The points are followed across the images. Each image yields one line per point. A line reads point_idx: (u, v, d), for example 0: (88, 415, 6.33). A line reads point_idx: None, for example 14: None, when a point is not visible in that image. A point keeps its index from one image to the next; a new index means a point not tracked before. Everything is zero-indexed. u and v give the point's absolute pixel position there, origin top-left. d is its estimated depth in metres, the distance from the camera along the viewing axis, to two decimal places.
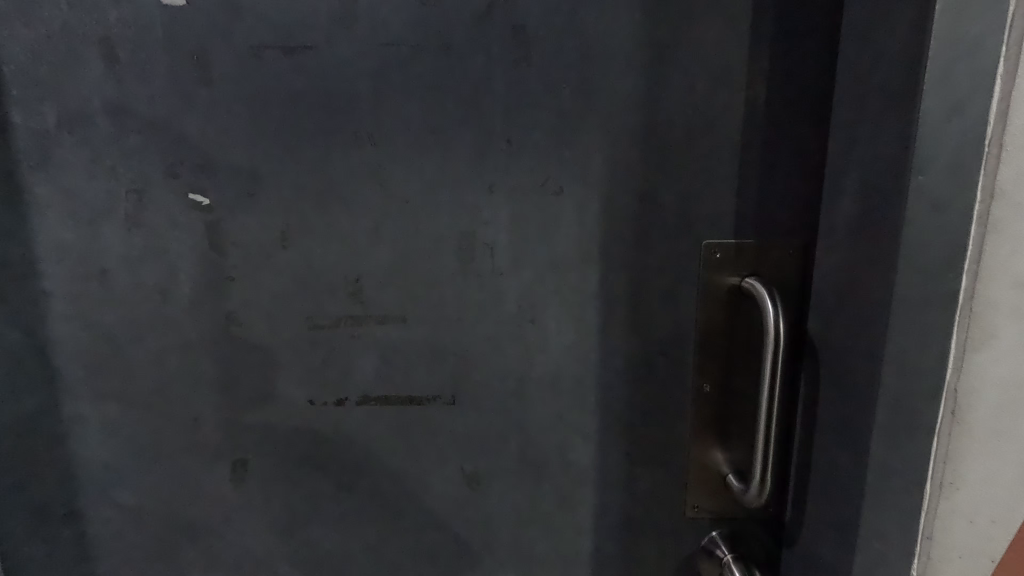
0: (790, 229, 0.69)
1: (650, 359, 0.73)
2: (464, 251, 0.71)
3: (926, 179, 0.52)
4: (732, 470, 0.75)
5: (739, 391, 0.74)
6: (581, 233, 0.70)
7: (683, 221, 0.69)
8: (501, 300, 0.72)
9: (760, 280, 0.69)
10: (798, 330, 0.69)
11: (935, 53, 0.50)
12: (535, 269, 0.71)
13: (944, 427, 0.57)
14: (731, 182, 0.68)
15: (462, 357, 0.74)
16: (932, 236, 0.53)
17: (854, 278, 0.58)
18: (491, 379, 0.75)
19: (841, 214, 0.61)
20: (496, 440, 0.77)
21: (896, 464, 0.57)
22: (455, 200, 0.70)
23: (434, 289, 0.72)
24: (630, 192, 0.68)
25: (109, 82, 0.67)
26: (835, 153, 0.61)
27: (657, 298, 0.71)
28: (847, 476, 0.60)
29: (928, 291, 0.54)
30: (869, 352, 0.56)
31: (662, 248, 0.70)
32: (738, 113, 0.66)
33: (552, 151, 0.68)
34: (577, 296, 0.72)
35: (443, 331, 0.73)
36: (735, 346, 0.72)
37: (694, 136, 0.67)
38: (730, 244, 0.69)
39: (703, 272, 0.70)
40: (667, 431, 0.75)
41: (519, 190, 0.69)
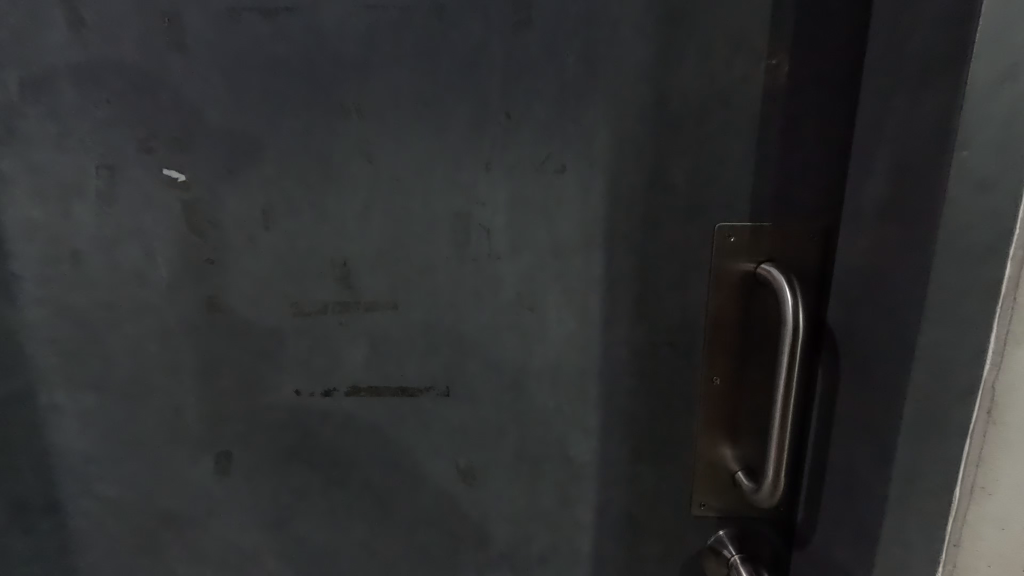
0: (812, 213, 0.64)
1: (657, 350, 0.69)
2: (461, 235, 0.66)
3: (971, 154, 0.46)
4: (741, 467, 0.71)
5: (750, 383, 0.69)
6: (585, 216, 0.65)
7: (695, 204, 0.64)
8: (499, 287, 0.68)
9: (777, 267, 0.64)
10: (818, 320, 0.64)
11: (989, 11, 0.44)
12: (535, 254, 0.66)
13: (979, 428, 0.52)
14: (748, 161, 0.63)
15: (458, 346, 0.70)
16: (976, 219, 0.47)
17: (883, 264, 0.54)
18: (488, 370, 0.71)
19: (868, 195, 0.56)
20: (494, 434, 0.73)
21: (923, 467, 0.53)
22: (450, 179, 0.65)
23: (428, 275, 0.68)
24: (637, 171, 0.63)
25: (75, 47, 0.62)
26: (863, 128, 0.56)
27: (666, 286, 0.66)
28: (869, 479, 0.56)
29: (967, 281, 0.49)
30: (899, 345, 0.52)
31: (673, 232, 0.65)
32: (758, 85, 0.61)
33: (554, 126, 0.63)
34: (579, 283, 0.67)
35: (438, 320, 0.69)
36: (749, 337, 0.68)
37: (709, 110, 0.61)
38: (746, 228, 0.64)
39: (715, 256, 0.65)
40: (674, 426, 0.71)
41: (519, 168, 0.64)
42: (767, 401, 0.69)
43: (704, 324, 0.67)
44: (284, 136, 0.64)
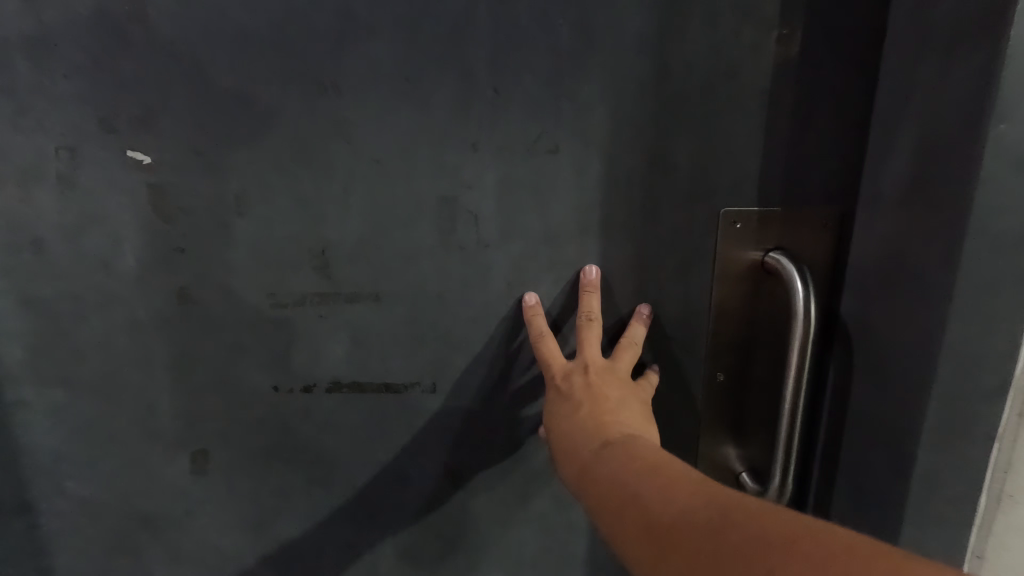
0: (825, 197, 0.59)
1: (657, 345, 0.64)
2: (448, 222, 0.62)
3: (1009, 129, 0.42)
4: (745, 467, 0.67)
5: (756, 380, 0.65)
6: (581, 201, 0.60)
7: (700, 188, 0.59)
8: (489, 277, 0.63)
9: (787, 256, 0.59)
10: (831, 313, 0.60)
11: None
12: (528, 242, 0.62)
13: (1009, 433, 0.48)
14: (756, 141, 0.58)
15: (446, 340, 0.66)
16: (1012, 202, 0.43)
17: (902, 253, 0.49)
18: (478, 365, 0.66)
19: (887, 177, 0.51)
20: (485, 433, 0.69)
21: (944, 474, 0.49)
22: (436, 161, 0.60)
23: (413, 265, 0.63)
24: (636, 152, 0.58)
25: (26, 15, 0.57)
26: (883, 104, 0.51)
27: (667, 276, 0.62)
28: (885, 484, 0.52)
29: (999, 270, 0.44)
30: (921, 341, 0.47)
31: (675, 219, 0.60)
32: (769, 58, 0.56)
33: (547, 103, 0.58)
34: (573, 273, 0.63)
35: (424, 312, 0.65)
36: (755, 331, 0.63)
37: (716, 85, 0.56)
38: (753, 213, 0.60)
39: (720, 245, 0.61)
40: (675, 425, 0.67)
41: (509, 149, 0.59)
42: (774, 399, 0.65)
43: (707, 317, 0.63)
44: (257, 115, 0.59)
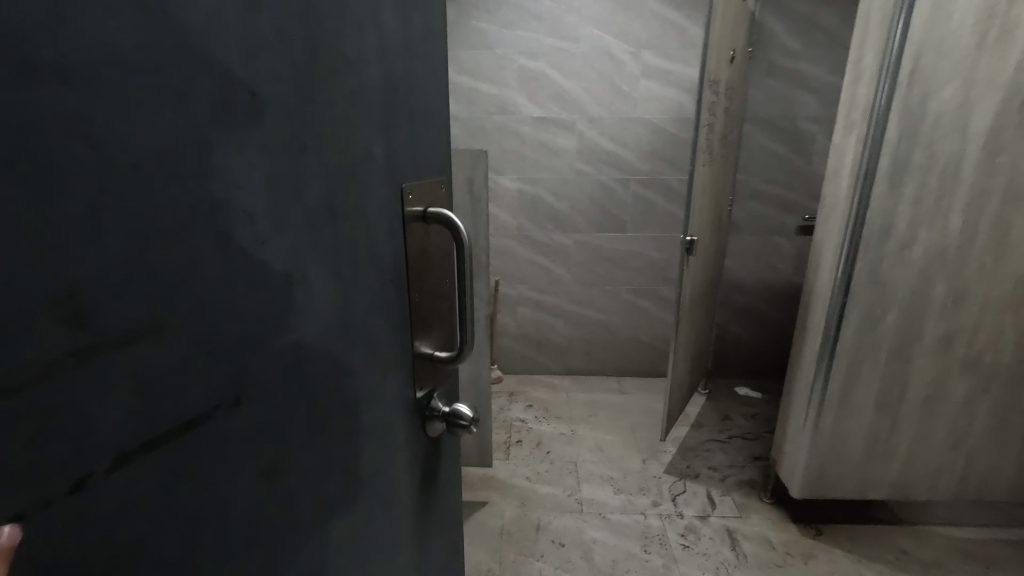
0: (415, 150, 0.38)
1: (280, 436, 0.28)
2: (224, 163, 0.23)
3: (1009, 99, 0.69)
4: (434, 441, 0.47)
5: (436, 295, 0.43)
6: (335, 140, 0.29)
7: (403, 156, 0.37)
8: (323, 252, 0.29)
9: (436, 216, 0.39)
10: (837, 271, 0.79)
11: (969, 35, 0.66)
12: (315, 186, 0.28)
13: (987, 323, 0.78)
14: (421, 124, 0.39)
15: (174, 324, 0.21)
16: (979, 160, 0.71)
17: (885, 231, 0.75)
18: (211, 322, 0.23)
19: (878, 199, 0.74)
20: (142, 443, 0.21)
21: (977, 353, 0.80)
22: (241, 26, 0.23)
23: (177, 214, 0.21)
24: (286, 132, 0.26)
25: None
26: (873, 73, 0.72)
27: (292, 301, 0.28)
28: (864, 371, 0.82)
29: (1010, 210, 0.73)
30: (891, 263, 0.76)
31: (371, 143, 0.33)
32: (897, 14, 0.67)
33: (387, 47, 0.33)
34: (366, 312, 0.34)
35: (178, 245, 0.21)
36: (423, 305, 0.42)
37: (431, 70, 0.40)
38: (424, 184, 0.40)
39: (399, 204, 0.37)
40: (353, 516, 0.36)
41: (320, 41, 0.27)
42: (445, 312, 0.46)
43: (390, 269, 0.36)
44: None
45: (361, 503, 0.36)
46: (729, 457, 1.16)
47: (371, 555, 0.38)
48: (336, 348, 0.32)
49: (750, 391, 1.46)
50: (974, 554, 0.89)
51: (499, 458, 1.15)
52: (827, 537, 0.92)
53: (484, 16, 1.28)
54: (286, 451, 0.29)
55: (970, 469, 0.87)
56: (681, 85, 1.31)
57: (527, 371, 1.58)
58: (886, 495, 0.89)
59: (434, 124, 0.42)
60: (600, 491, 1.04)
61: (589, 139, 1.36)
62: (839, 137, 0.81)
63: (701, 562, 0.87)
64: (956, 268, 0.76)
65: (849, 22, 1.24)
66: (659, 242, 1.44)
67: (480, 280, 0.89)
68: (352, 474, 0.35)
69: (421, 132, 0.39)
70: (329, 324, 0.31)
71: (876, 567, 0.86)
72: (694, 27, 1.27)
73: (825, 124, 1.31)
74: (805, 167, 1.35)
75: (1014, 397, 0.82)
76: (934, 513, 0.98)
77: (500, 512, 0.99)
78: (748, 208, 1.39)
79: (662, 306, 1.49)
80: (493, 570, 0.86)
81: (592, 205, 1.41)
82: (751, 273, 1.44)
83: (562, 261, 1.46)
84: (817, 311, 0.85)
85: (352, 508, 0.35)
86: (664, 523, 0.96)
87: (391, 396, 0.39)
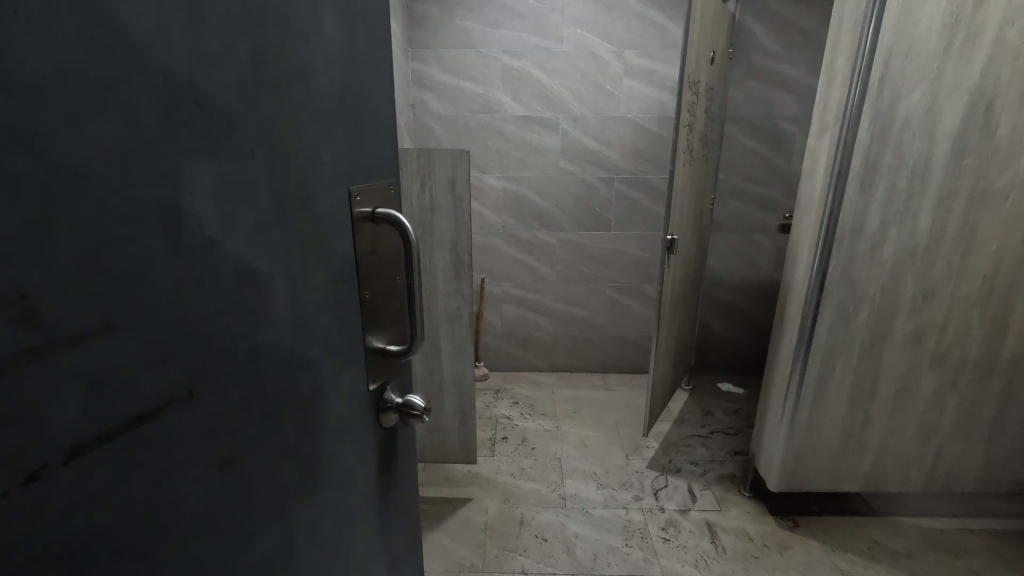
0: (368, 155, 0.40)
1: (233, 430, 0.30)
2: (174, 174, 0.24)
3: (974, 102, 0.71)
4: (390, 434, 0.49)
5: (388, 292, 0.45)
6: (285, 148, 0.31)
7: (354, 161, 0.38)
8: (274, 254, 0.31)
9: (385, 217, 0.40)
10: (812, 267, 0.81)
11: (937, 40, 0.68)
12: (264, 191, 0.30)
13: (955, 320, 0.81)
14: (374, 128, 0.40)
15: (124, 323, 0.23)
16: (946, 162, 0.73)
17: (856, 230, 0.77)
18: (164, 322, 0.25)
19: (849, 200, 0.76)
20: (94, 438, 0.22)
21: (946, 349, 0.82)
22: (187, 43, 0.24)
23: (126, 221, 0.22)
24: (235, 141, 0.27)
25: None
26: (846, 75, 0.74)
27: (244, 301, 0.29)
28: (839, 367, 0.84)
29: (976, 210, 0.75)
30: (863, 262, 0.78)
31: (322, 149, 0.34)
32: (868, 19, 0.68)
33: (333, 50, 0.35)
34: (317, 312, 0.36)
35: (127, 249, 0.22)
36: (375, 303, 0.43)
37: (381, 70, 0.41)
38: (374, 186, 0.41)
39: (352, 205, 0.38)
40: (304, 505, 0.37)
41: (267, 53, 0.29)
42: (399, 309, 0.47)
43: (341, 268, 0.38)
44: None
45: (315, 492, 0.38)
46: (710, 452, 1.18)
47: (326, 540, 0.40)
48: (289, 344, 0.33)
49: (732, 387, 1.49)
50: (942, 543, 0.92)
51: (484, 455, 1.16)
52: (803, 529, 0.95)
53: (468, 15, 1.28)
54: (241, 444, 0.31)
55: (940, 461, 0.89)
56: (664, 84, 1.33)
57: (513, 368, 1.59)
58: (859, 487, 0.92)
59: (388, 126, 0.43)
60: (583, 486, 1.06)
61: (572, 138, 1.37)
62: (813, 138, 0.83)
63: (680, 555, 0.89)
64: (925, 267, 0.78)
65: (827, 24, 1.26)
66: (642, 240, 1.45)
67: (463, 279, 0.90)
68: (305, 464, 0.37)
69: (375, 135, 0.41)
70: (283, 323, 0.33)
71: (851, 558, 0.88)
72: (676, 27, 1.28)
73: (804, 124, 1.34)
74: (785, 167, 1.37)
75: (981, 391, 0.85)
76: (905, 505, 1.01)
77: (483, 507, 1.00)
78: (729, 207, 1.41)
79: (645, 304, 1.51)
80: (476, 566, 0.87)
81: (576, 204, 1.42)
82: (733, 271, 1.46)
83: (547, 259, 1.47)
84: (794, 308, 0.87)
85: (305, 499, 0.37)
86: (645, 517, 0.97)
87: (345, 392, 0.41)
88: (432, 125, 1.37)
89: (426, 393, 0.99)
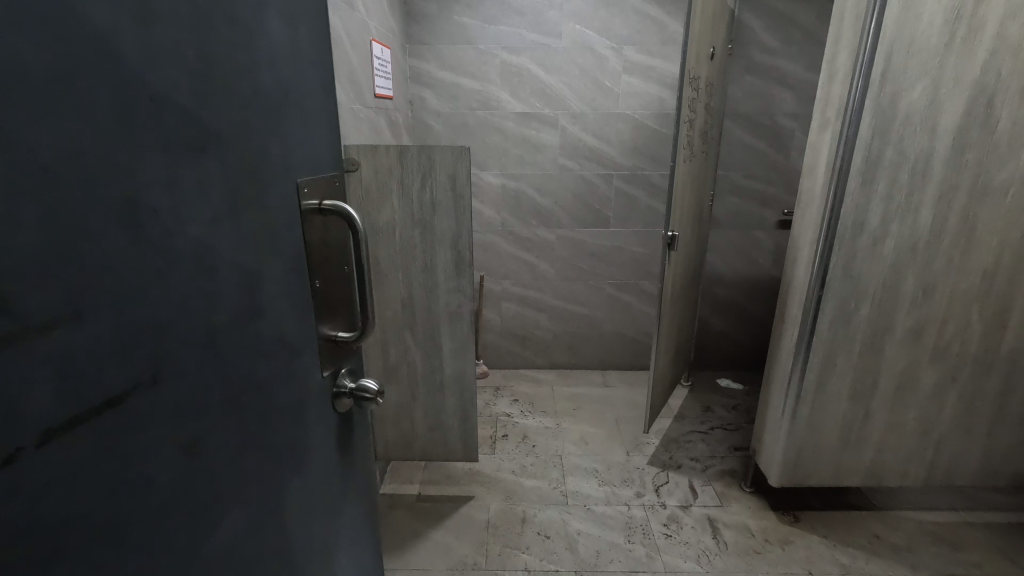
0: (310, 149, 0.42)
1: (198, 413, 0.31)
2: (132, 165, 0.25)
3: (974, 97, 0.71)
4: (346, 416, 0.51)
5: (337, 281, 0.47)
6: (234, 142, 0.33)
7: (296, 154, 0.40)
8: (228, 244, 0.32)
9: (330, 208, 0.42)
10: (814, 263, 0.81)
11: (939, 34, 0.68)
12: (215, 183, 0.31)
13: (955, 315, 0.81)
14: (315, 123, 0.42)
15: (92, 308, 0.24)
16: (947, 157, 0.73)
17: (858, 227, 0.77)
18: (128, 307, 0.26)
19: (850, 196, 0.76)
20: (66, 421, 0.23)
21: (945, 344, 0.83)
22: (139, 42, 0.25)
23: (89, 212, 0.23)
24: (186, 135, 0.29)
25: None
26: (847, 71, 0.74)
27: (202, 288, 0.31)
28: (841, 362, 0.84)
29: (976, 205, 0.75)
30: (864, 258, 0.78)
31: (267, 144, 0.36)
32: (870, 14, 0.68)
33: (274, 45, 0.36)
34: (269, 297, 0.37)
35: (92, 239, 0.23)
36: (325, 291, 0.45)
37: (319, 66, 0.42)
38: (319, 178, 0.43)
39: (299, 197, 0.40)
40: (267, 484, 0.39)
41: (212, 51, 0.30)
42: (348, 297, 0.49)
43: (291, 256, 0.40)
44: None
45: (275, 471, 0.40)
46: (710, 448, 1.18)
47: (289, 516, 0.42)
48: (244, 330, 0.35)
49: (731, 383, 1.49)
50: (941, 536, 0.92)
51: (485, 452, 1.16)
52: (804, 524, 0.95)
53: (465, 11, 1.28)
54: (205, 428, 0.32)
55: (939, 455, 0.90)
56: (663, 81, 1.32)
57: (513, 366, 1.59)
58: (861, 481, 0.92)
59: (329, 122, 0.45)
60: (585, 483, 1.06)
61: (571, 135, 1.37)
62: (814, 134, 0.83)
63: (683, 552, 0.89)
64: (926, 262, 0.78)
65: (827, 21, 1.26)
66: (641, 237, 1.45)
67: (464, 276, 0.90)
68: (265, 446, 0.38)
69: (315, 130, 0.42)
70: (239, 310, 0.34)
71: (853, 552, 0.89)
72: (675, 23, 1.28)
73: (803, 120, 1.34)
74: (784, 163, 1.37)
75: (981, 386, 0.85)
76: (905, 499, 1.02)
77: (485, 506, 1.00)
78: (728, 203, 1.41)
79: (644, 300, 1.51)
80: (479, 564, 0.86)
81: (575, 201, 1.42)
82: (731, 267, 1.47)
83: (546, 256, 1.47)
84: (795, 304, 0.87)
85: (267, 479, 0.39)
86: (647, 513, 0.98)
87: (300, 374, 0.42)
88: (430, 122, 1.36)
89: (427, 391, 0.98)
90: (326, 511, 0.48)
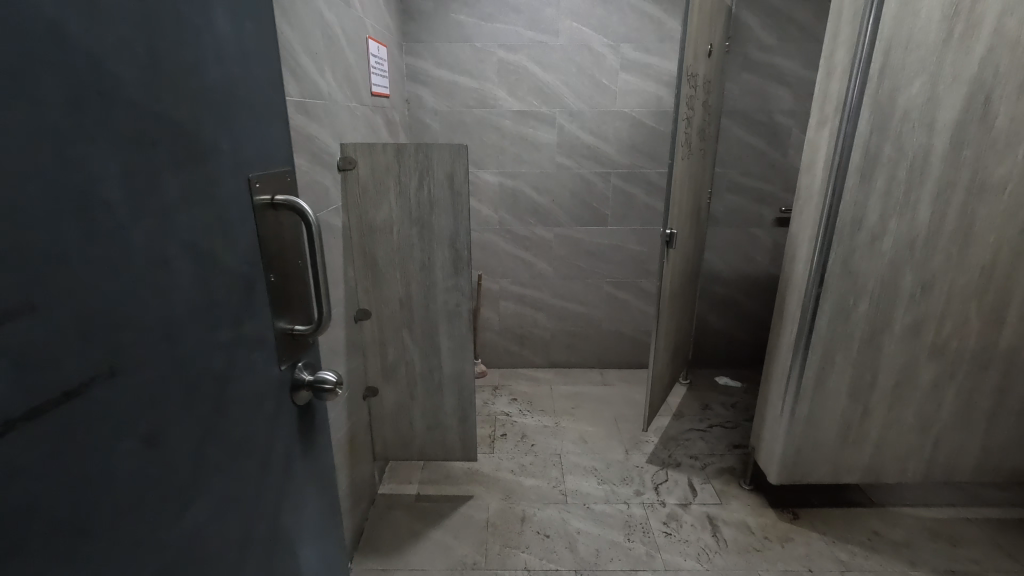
0: (261, 144, 0.41)
1: (160, 405, 0.31)
2: (84, 156, 0.25)
3: (971, 93, 0.71)
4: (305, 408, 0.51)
5: (292, 275, 0.47)
6: (185, 136, 0.32)
7: (247, 150, 0.39)
8: (183, 237, 0.32)
9: (282, 203, 0.42)
10: (812, 260, 0.81)
11: (937, 31, 0.68)
12: (168, 177, 0.31)
13: (952, 311, 0.81)
14: (265, 117, 0.42)
15: (46, 298, 0.23)
16: (945, 153, 0.73)
17: (857, 224, 0.77)
18: (83, 299, 0.25)
19: (846, 193, 0.76)
20: (24, 413, 0.23)
21: (943, 340, 0.83)
22: (89, 32, 0.25)
23: (41, 202, 0.23)
24: (138, 128, 0.29)
25: None
26: (846, 68, 0.74)
27: (159, 279, 0.30)
28: (841, 360, 0.84)
29: (973, 201, 0.75)
30: (863, 255, 0.78)
31: (219, 138, 0.36)
32: (867, 11, 0.68)
33: (224, 38, 0.36)
34: (224, 292, 0.37)
35: (44, 230, 0.23)
36: (279, 286, 0.45)
37: (268, 60, 0.42)
38: (270, 172, 0.42)
39: (252, 191, 0.40)
40: (229, 479, 0.38)
41: (162, 44, 0.30)
42: (303, 292, 0.49)
43: (245, 251, 0.39)
44: None
45: (237, 466, 0.39)
46: (709, 446, 1.18)
47: (253, 510, 0.42)
48: (202, 324, 0.35)
49: (730, 381, 1.49)
50: (940, 532, 0.93)
51: (484, 452, 1.16)
52: (803, 521, 0.95)
53: (461, 9, 1.27)
54: (167, 420, 0.32)
55: (938, 452, 0.90)
56: (660, 79, 1.32)
57: (512, 365, 1.58)
58: (860, 478, 0.92)
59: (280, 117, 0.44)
60: (585, 482, 1.05)
61: (568, 133, 1.37)
62: (813, 131, 0.83)
63: (682, 549, 0.89)
64: (924, 258, 0.78)
65: (825, 19, 1.26)
66: (639, 235, 1.45)
67: (462, 275, 0.89)
68: (226, 440, 0.38)
69: (267, 126, 0.42)
70: (196, 304, 0.34)
71: (852, 549, 0.89)
72: (671, 21, 1.28)
73: (801, 117, 1.34)
74: (782, 161, 1.37)
75: (979, 382, 0.86)
76: (904, 495, 1.02)
77: (484, 505, 0.99)
78: (726, 201, 1.41)
79: (641, 298, 1.51)
80: (479, 564, 0.86)
81: (573, 199, 1.42)
82: (729, 265, 1.47)
83: (545, 255, 1.47)
84: (794, 301, 0.87)
85: (229, 475, 0.38)
86: (646, 512, 0.98)
87: (259, 370, 0.42)
88: (427, 121, 1.35)
89: (425, 390, 0.98)
90: (290, 504, 0.48)
